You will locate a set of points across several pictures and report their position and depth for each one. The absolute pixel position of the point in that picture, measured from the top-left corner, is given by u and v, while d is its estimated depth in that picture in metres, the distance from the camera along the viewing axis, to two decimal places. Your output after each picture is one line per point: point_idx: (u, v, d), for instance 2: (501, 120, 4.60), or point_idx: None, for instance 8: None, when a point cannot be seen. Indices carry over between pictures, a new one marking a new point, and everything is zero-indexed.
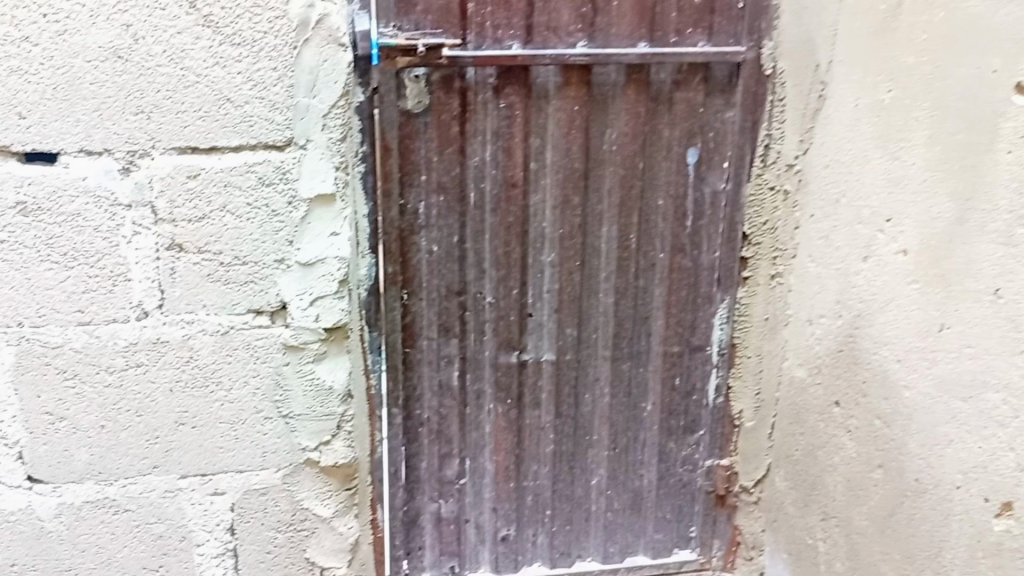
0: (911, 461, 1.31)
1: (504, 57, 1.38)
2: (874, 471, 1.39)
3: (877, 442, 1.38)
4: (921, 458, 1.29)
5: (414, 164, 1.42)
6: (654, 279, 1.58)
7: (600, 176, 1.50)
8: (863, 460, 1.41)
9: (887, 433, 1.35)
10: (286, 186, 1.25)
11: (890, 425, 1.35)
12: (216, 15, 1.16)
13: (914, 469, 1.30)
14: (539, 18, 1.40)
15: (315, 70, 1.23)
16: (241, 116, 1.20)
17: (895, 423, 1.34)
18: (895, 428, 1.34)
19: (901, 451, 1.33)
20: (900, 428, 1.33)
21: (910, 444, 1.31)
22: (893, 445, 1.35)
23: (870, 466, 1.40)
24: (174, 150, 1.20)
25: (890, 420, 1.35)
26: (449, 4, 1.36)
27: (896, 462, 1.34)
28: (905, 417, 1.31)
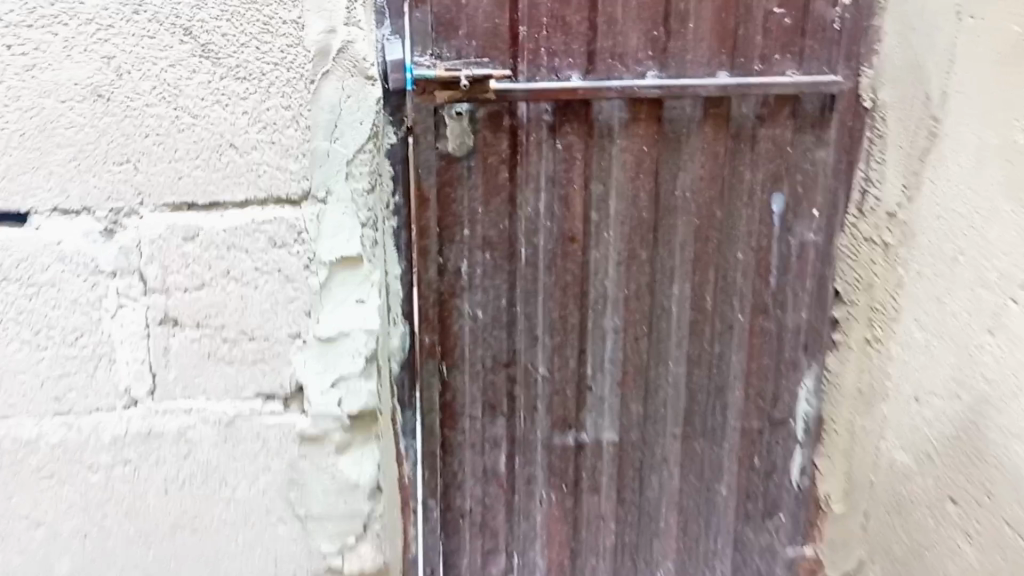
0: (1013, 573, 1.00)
1: (563, 91, 1.17)
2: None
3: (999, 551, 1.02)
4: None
5: (455, 216, 1.21)
6: (731, 345, 1.34)
7: (672, 227, 1.28)
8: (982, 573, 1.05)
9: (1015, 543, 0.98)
10: (302, 247, 1.04)
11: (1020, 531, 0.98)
12: (216, 43, 0.97)
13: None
14: (603, 44, 1.19)
15: (337, 108, 1.03)
16: (248, 165, 1.01)
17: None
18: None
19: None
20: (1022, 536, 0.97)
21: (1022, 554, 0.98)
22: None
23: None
24: (166, 208, 1.01)
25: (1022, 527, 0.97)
26: (498, 27, 1.16)
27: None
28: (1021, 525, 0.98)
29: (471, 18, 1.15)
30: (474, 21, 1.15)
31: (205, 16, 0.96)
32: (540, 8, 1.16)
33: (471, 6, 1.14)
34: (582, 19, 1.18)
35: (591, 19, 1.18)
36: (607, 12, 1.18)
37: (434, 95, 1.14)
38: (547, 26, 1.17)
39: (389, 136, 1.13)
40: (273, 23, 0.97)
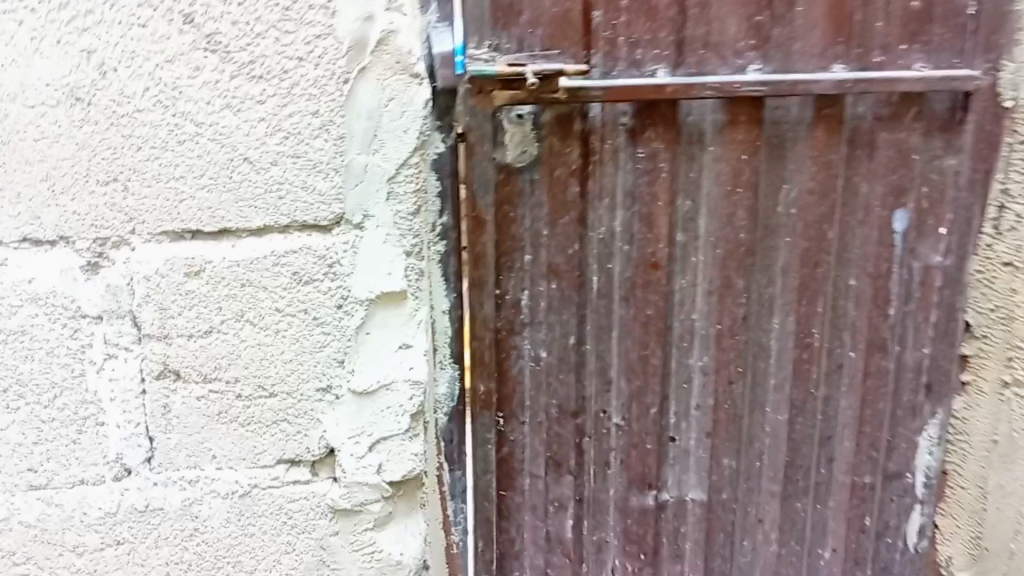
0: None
1: (648, 89, 0.96)
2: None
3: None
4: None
5: (516, 239, 1.01)
6: (839, 389, 1.12)
7: (773, 250, 1.05)
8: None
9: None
10: (335, 283, 0.88)
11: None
12: (225, 33, 0.81)
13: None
14: (694, 31, 0.98)
15: (376, 114, 0.87)
16: (267, 184, 0.85)
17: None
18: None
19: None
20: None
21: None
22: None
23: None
24: (165, 237, 0.85)
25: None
26: (568, 11, 0.96)
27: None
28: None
29: (536, 0, 0.95)
30: (539, 3, 0.95)
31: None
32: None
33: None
34: (669, 2, 0.97)
35: (680, 1, 0.97)
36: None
37: (490, 94, 0.94)
38: (626, 10, 0.97)
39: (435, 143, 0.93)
40: (296, 9, 0.81)
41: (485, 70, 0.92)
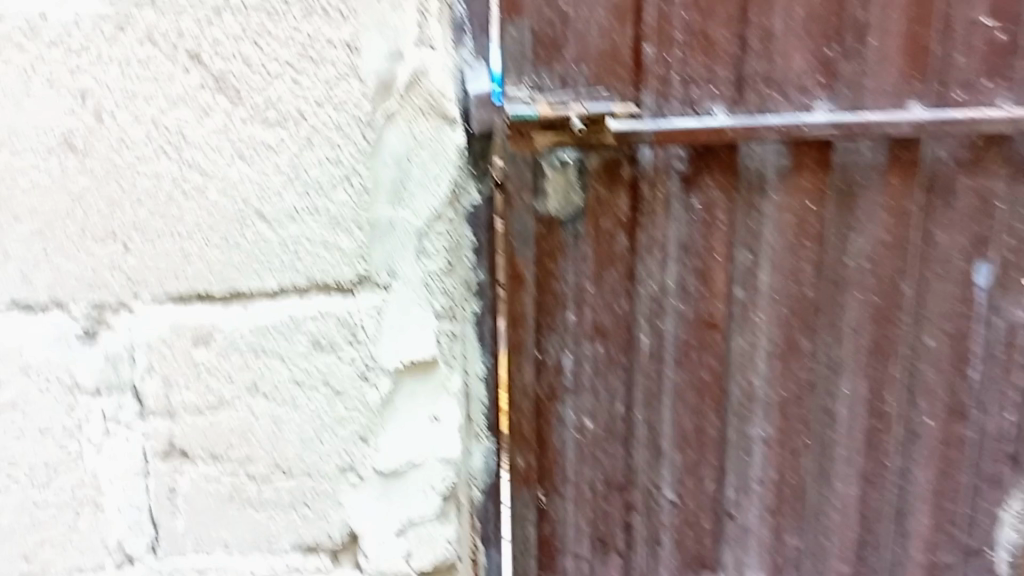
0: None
1: (704, 133, 0.87)
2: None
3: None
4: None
5: (558, 296, 0.92)
6: (915, 460, 0.97)
7: (842, 306, 0.94)
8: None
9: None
10: (358, 351, 0.79)
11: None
12: (235, 74, 0.73)
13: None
14: (755, 67, 0.89)
15: (405, 162, 0.79)
16: (283, 241, 0.77)
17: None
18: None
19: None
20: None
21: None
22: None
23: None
24: (170, 300, 0.77)
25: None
26: (616, 46, 0.88)
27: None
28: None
29: (582, 35, 0.87)
30: (586, 36, 0.87)
31: (219, 36, 0.73)
32: (671, 21, 0.87)
33: (581, 19, 0.86)
34: (727, 36, 0.88)
35: (740, 35, 0.88)
36: (760, 25, 0.88)
37: (529, 137, 0.86)
38: (681, 44, 0.88)
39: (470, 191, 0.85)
40: (316, 46, 0.73)
41: (523, 112, 0.84)
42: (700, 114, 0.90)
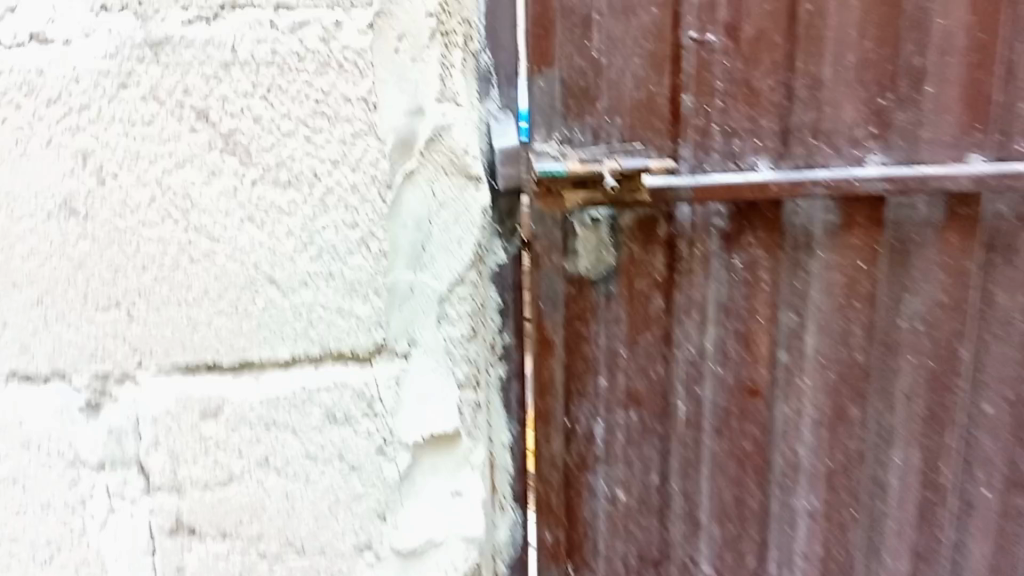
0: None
1: (747, 187, 0.81)
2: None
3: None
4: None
5: (589, 361, 0.86)
6: (970, 533, 0.92)
7: (895, 371, 0.88)
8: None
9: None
10: (376, 424, 0.74)
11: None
12: (246, 132, 0.69)
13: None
14: (802, 117, 0.84)
15: (426, 224, 0.74)
16: (296, 308, 0.72)
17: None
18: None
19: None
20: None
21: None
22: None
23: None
24: (177, 370, 0.73)
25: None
26: (652, 96, 0.82)
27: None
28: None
29: (616, 85, 0.82)
30: (620, 86, 0.82)
31: (228, 92, 0.68)
32: (713, 70, 0.83)
33: (615, 68, 0.81)
34: (773, 85, 0.83)
35: (787, 83, 0.83)
36: (809, 73, 0.83)
37: (558, 194, 0.80)
38: (722, 94, 0.83)
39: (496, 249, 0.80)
40: (331, 103, 0.69)
41: (553, 170, 0.78)
42: (743, 168, 0.84)
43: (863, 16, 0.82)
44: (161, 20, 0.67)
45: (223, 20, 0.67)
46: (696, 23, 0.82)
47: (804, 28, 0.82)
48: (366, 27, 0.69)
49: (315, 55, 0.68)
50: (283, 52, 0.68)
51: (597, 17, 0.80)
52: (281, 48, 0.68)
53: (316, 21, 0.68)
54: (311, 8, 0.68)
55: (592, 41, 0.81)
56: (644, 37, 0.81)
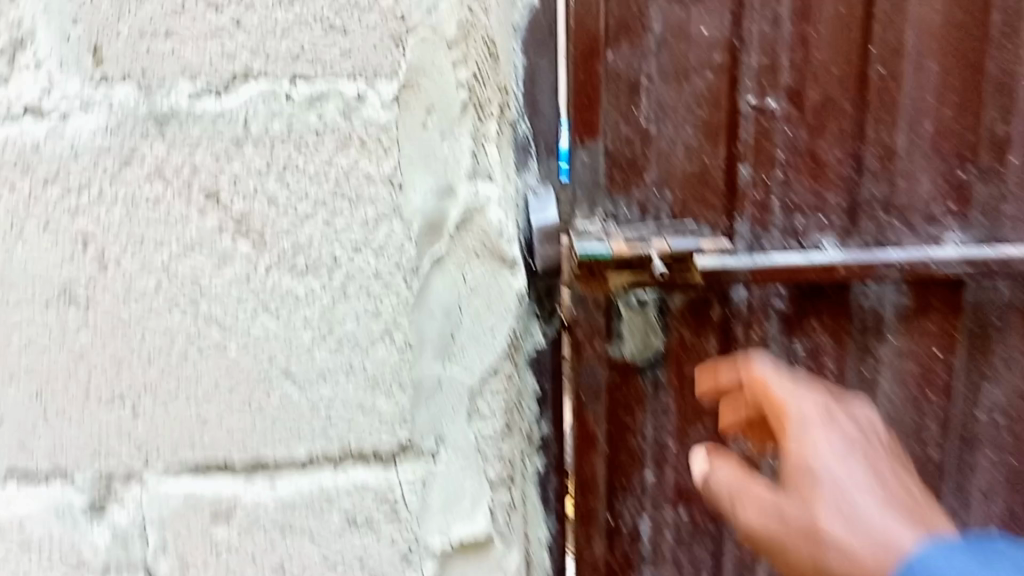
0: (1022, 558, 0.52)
1: (815, 271, 0.74)
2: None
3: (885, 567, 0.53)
4: (931, 558, 0.51)
5: (635, 454, 0.79)
6: None
7: (972, 467, 0.81)
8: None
9: (782, 532, 0.58)
10: (400, 530, 0.68)
11: (841, 484, 0.57)
12: (259, 214, 0.63)
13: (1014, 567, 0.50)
14: (873, 192, 0.76)
15: (455, 312, 0.68)
16: (313, 404, 0.66)
17: (876, 489, 0.57)
18: (888, 512, 0.56)
19: (935, 557, 0.51)
20: (829, 476, 0.58)
21: (974, 550, 0.51)
22: (899, 545, 0.53)
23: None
24: (185, 470, 0.66)
25: (860, 531, 0.55)
26: (707, 167, 0.75)
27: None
28: (839, 483, 0.57)
29: (666, 156, 0.75)
30: (671, 157, 0.75)
31: (239, 171, 0.62)
32: (775, 139, 0.75)
33: (664, 138, 0.74)
34: (840, 156, 0.76)
35: (856, 154, 0.76)
36: (880, 142, 0.76)
37: (602, 277, 0.72)
38: (784, 165, 0.76)
39: (535, 335, 0.72)
40: (352, 183, 0.63)
41: (597, 252, 0.71)
42: (806, 246, 0.77)
43: (942, 81, 0.75)
44: (166, 92, 0.60)
45: (234, 92, 0.61)
46: (755, 87, 0.74)
47: (876, 94, 0.75)
48: (391, 100, 0.62)
49: (334, 131, 0.62)
50: (299, 128, 0.62)
51: (645, 82, 0.73)
52: (297, 124, 0.62)
53: (337, 93, 0.62)
54: (331, 79, 0.61)
55: (639, 108, 0.74)
56: (697, 104, 0.74)
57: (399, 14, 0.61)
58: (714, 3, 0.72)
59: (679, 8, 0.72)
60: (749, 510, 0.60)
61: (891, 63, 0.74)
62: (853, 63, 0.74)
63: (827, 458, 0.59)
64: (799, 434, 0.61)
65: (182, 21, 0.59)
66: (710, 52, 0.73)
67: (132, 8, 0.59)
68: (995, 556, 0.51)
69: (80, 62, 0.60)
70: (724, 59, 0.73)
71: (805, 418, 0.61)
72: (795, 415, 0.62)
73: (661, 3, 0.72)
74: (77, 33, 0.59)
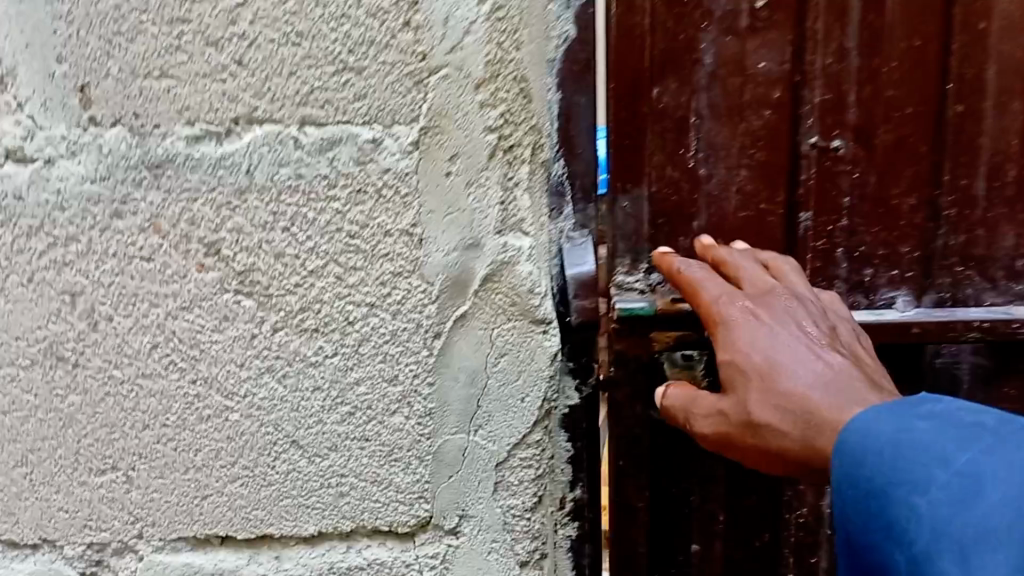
0: (971, 410, 0.42)
1: (884, 328, 0.69)
2: (996, 438, 0.39)
3: (829, 444, 0.48)
4: (862, 425, 0.43)
5: (681, 523, 0.73)
6: None
7: None
8: (946, 467, 0.38)
9: (739, 433, 0.55)
10: None
11: (763, 365, 0.54)
12: (264, 269, 0.56)
13: (967, 425, 0.40)
14: (948, 242, 0.69)
15: (481, 379, 0.60)
16: (323, 474, 0.59)
17: (811, 356, 0.53)
18: (817, 377, 0.51)
19: (868, 423, 0.43)
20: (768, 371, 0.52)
21: (908, 408, 0.43)
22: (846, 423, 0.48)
23: (965, 450, 0.39)
24: (184, 543, 0.61)
25: (790, 417, 0.51)
26: (764, 214, 0.68)
27: (892, 473, 0.40)
28: (769, 372, 0.53)
29: (717, 203, 0.68)
30: (722, 203, 0.68)
31: (242, 222, 0.55)
32: (841, 182, 0.68)
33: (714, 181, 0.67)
34: (913, 205, 0.68)
35: (930, 202, 0.68)
36: (955, 185, 0.68)
37: (644, 337, 0.67)
38: (849, 212, 0.68)
39: (570, 396, 0.61)
40: (366, 236, 0.56)
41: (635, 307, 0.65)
42: (876, 303, 0.70)
43: None
44: (160, 137, 0.54)
45: (237, 136, 0.55)
46: (820, 128, 0.67)
47: (952, 133, 0.67)
48: (409, 146, 0.55)
49: (348, 180, 0.55)
50: (308, 176, 0.55)
51: (694, 119, 0.66)
52: (307, 171, 0.55)
53: (350, 138, 0.55)
54: (343, 125, 0.55)
55: (687, 149, 0.67)
56: (752, 143, 0.67)
57: (418, 49, 0.54)
58: (775, 33, 0.64)
59: (733, 39, 0.64)
60: (709, 424, 0.57)
61: (970, 103, 0.66)
62: (927, 101, 0.66)
63: (760, 350, 0.54)
64: (727, 341, 0.56)
65: (178, 59, 0.53)
66: (768, 88, 0.65)
67: (123, 44, 0.53)
68: (939, 411, 0.42)
69: (67, 103, 0.54)
70: (783, 95, 0.65)
71: (732, 322, 0.56)
72: (717, 319, 0.57)
73: (713, 33, 0.64)
74: (62, 71, 0.53)
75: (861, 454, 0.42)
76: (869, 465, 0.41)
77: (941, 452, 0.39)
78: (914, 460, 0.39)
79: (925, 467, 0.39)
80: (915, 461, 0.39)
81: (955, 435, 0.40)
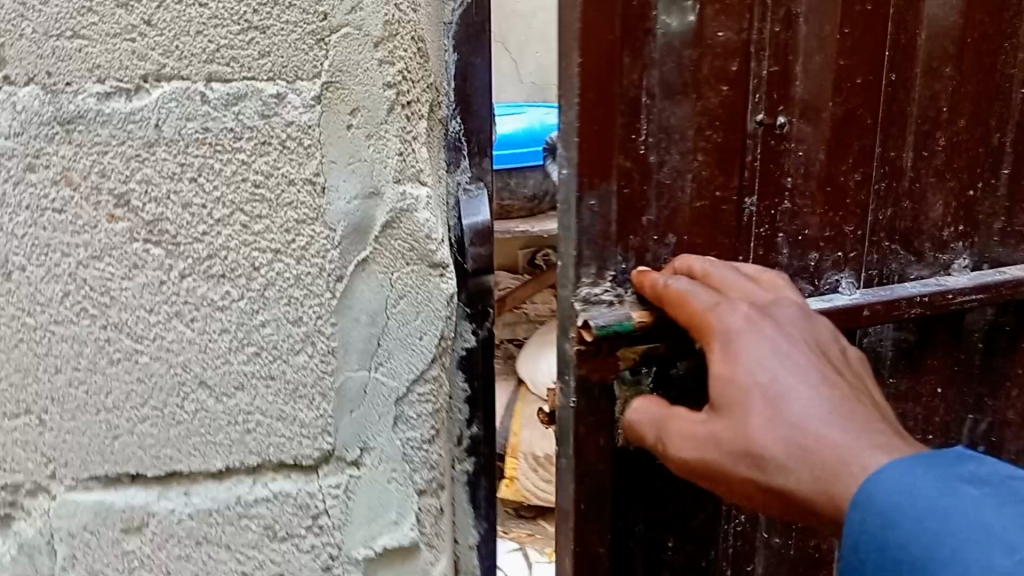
0: (1004, 477, 0.47)
1: (840, 315, 0.79)
2: None
3: (825, 476, 0.50)
4: (893, 480, 0.47)
5: (641, 543, 0.83)
6: None
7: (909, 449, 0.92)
8: (1009, 553, 0.42)
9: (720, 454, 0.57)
10: (321, 538, 0.65)
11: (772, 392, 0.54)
12: (172, 219, 0.58)
13: (1005, 495, 0.45)
14: (879, 216, 0.82)
15: (381, 317, 0.63)
16: (231, 414, 0.62)
17: (817, 389, 0.54)
18: (822, 407, 0.53)
19: (898, 477, 0.47)
20: (773, 399, 0.54)
21: (939, 470, 0.47)
22: (853, 454, 0.49)
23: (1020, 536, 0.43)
24: (96, 481, 0.63)
25: (785, 442, 0.52)
26: (719, 203, 0.75)
27: (944, 552, 0.44)
28: (778, 399, 0.54)
29: (667, 193, 0.72)
30: (675, 191, 0.73)
31: (151, 173, 0.57)
32: (786, 161, 0.76)
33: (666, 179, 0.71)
34: (857, 180, 0.79)
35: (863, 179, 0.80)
36: (885, 157, 0.80)
37: (612, 356, 0.72)
38: (790, 192, 0.78)
39: (467, 338, 0.70)
40: (271, 185, 0.58)
41: (617, 326, 0.69)
42: (819, 287, 0.82)
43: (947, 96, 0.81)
44: (72, 94, 0.56)
45: (146, 92, 0.56)
46: (767, 107, 0.74)
47: (887, 101, 0.78)
48: (312, 100, 0.58)
49: (252, 133, 0.57)
50: (215, 129, 0.57)
51: (646, 98, 0.69)
52: (213, 125, 0.57)
53: (255, 93, 0.57)
54: (248, 79, 0.56)
55: (638, 133, 0.69)
56: (708, 125, 0.72)
57: (320, 9, 0.56)
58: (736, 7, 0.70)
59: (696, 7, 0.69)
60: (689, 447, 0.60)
61: (902, 68, 0.78)
62: (873, 70, 0.76)
63: (767, 374, 0.55)
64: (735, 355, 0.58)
65: (89, 20, 0.55)
66: (726, 60, 0.71)
67: (36, 7, 0.54)
68: (968, 475, 0.47)
69: None
70: (739, 69, 0.72)
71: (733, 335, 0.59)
72: (719, 331, 0.60)
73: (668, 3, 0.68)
74: None
75: (892, 518, 0.46)
76: (900, 524, 0.46)
77: (998, 536, 0.43)
78: (970, 542, 0.44)
79: (980, 546, 0.43)
80: (967, 542, 0.44)
81: (1006, 515, 0.44)
